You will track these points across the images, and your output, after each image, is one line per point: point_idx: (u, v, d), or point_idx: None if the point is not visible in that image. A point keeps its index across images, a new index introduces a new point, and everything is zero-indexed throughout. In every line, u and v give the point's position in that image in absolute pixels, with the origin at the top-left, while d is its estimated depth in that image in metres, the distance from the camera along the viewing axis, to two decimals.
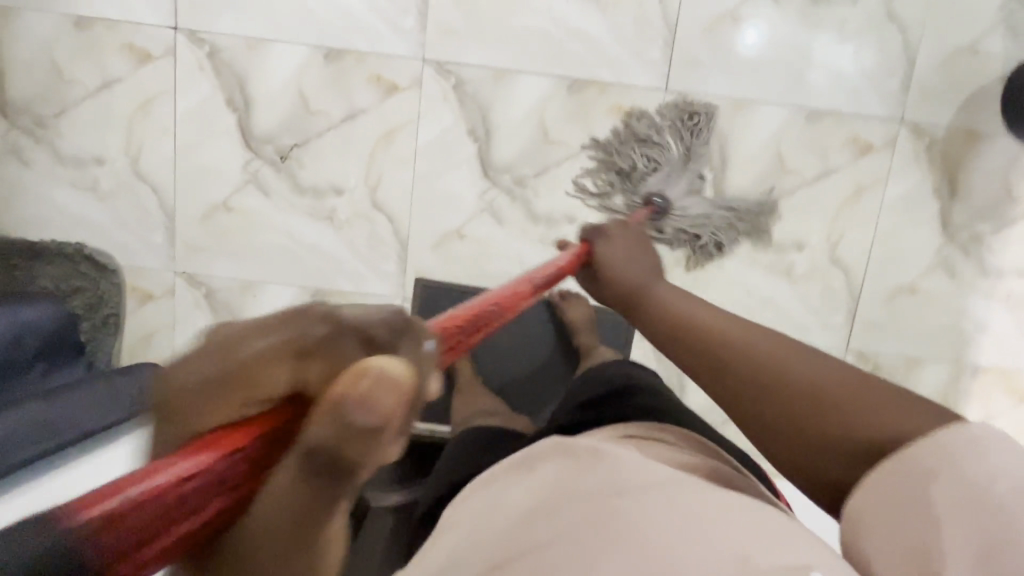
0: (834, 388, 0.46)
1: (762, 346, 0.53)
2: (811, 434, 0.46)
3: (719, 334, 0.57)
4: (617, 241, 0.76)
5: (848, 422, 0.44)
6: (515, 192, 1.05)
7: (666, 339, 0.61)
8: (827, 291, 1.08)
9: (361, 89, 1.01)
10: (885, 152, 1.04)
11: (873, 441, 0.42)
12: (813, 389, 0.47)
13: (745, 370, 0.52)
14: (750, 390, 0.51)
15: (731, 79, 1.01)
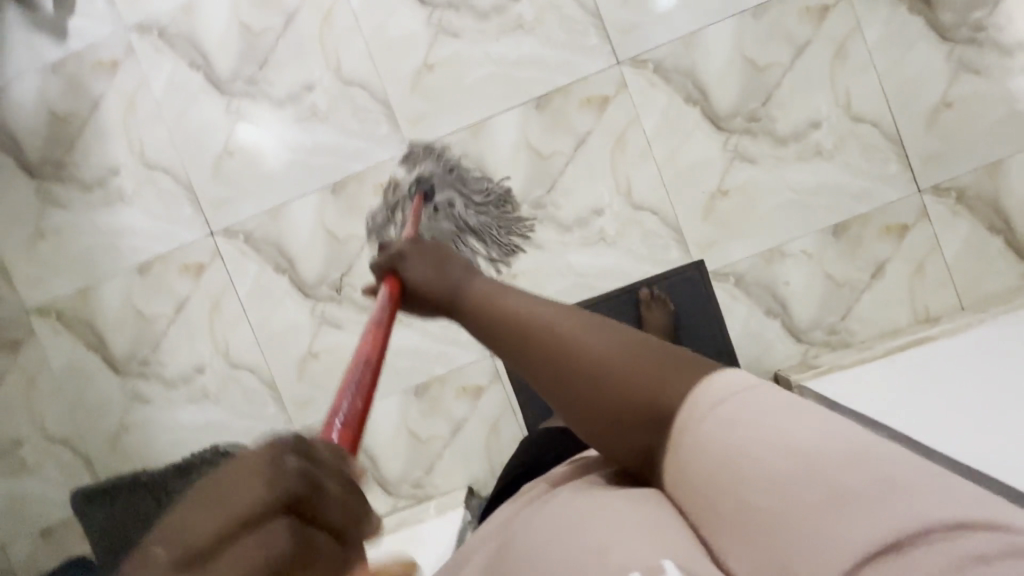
0: (662, 360, 0.38)
1: (582, 321, 0.41)
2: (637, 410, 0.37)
3: (530, 314, 0.43)
4: (417, 258, 0.59)
5: (643, 384, 0.37)
6: (538, 215, 1.10)
7: (504, 346, 0.44)
8: (866, 149, 1.06)
9: (373, 201, 1.12)
10: (843, 4, 1.05)
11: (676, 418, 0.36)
12: (635, 373, 0.37)
13: (590, 363, 0.39)
14: (585, 384, 0.39)
15: (669, 23, 1.07)
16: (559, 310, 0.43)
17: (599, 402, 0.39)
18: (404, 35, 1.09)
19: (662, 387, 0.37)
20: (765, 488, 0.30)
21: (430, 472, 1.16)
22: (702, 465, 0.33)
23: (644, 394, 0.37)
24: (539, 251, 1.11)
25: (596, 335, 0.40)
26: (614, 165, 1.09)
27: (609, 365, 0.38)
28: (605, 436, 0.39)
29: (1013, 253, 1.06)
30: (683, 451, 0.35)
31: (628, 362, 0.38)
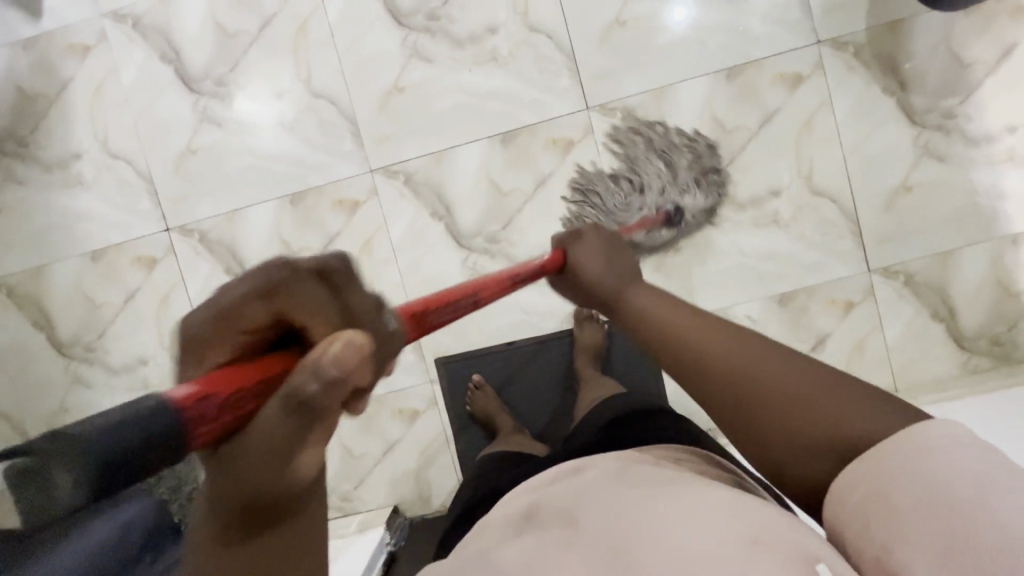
0: (839, 396, 0.44)
1: (731, 343, 0.50)
2: (805, 425, 0.44)
3: (688, 335, 0.53)
4: (590, 241, 0.72)
5: (830, 415, 0.43)
6: (491, 249, 1.11)
7: (711, 370, 0.50)
8: (822, 223, 1.07)
9: (330, 216, 1.12)
10: (817, 76, 1.04)
11: (848, 441, 0.42)
12: (796, 396, 0.45)
13: (773, 397, 0.46)
14: (766, 417, 0.46)
15: (642, 74, 1.06)
16: (704, 327, 0.53)
17: (778, 430, 0.45)
18: (377, 53, 1.08)
19: (826, 415, 0.43)
20: (897, 512, 0.37)
21: (359, 487, 1.17)
22: (863, 488, 0.39)
23: (812, 426, 0.44)
24: None
25: (748, 359, 0.48)
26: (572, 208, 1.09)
27: (778, 397, 0.46)
28: (783, 454, 0.45)
29: (951, 341, 1.07)
30: (848, 475, 0.41)
31: (802, 389, 0.45)
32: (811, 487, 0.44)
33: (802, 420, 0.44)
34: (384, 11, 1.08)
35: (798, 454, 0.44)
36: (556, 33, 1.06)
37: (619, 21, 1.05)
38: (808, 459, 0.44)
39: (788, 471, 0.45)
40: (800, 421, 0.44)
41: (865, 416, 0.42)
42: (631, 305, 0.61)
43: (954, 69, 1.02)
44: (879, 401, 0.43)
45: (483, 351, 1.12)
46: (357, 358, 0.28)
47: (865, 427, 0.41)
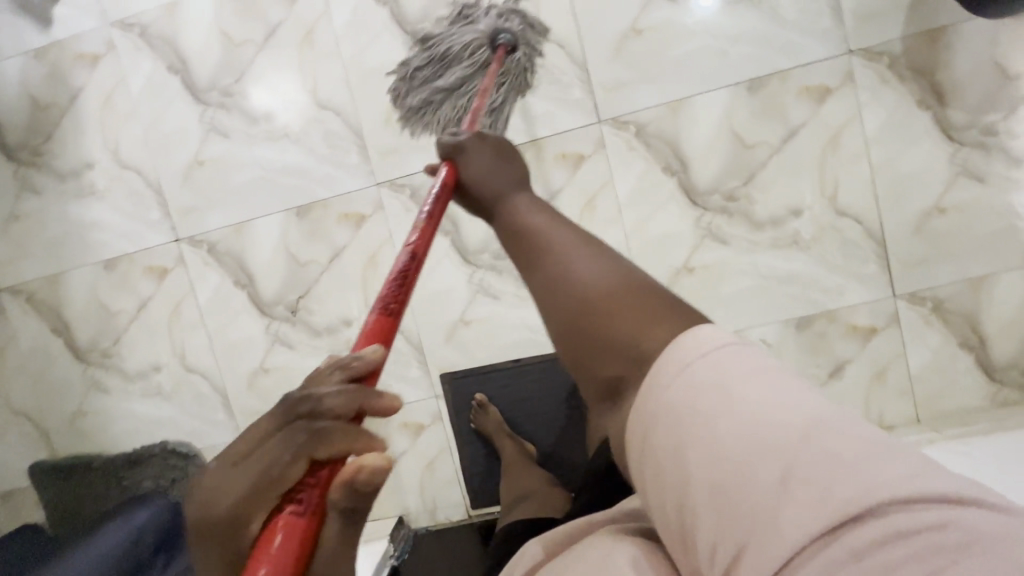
0: (662, 317, 0.42)
1: (590, 255, 0.49)
2: (615, 335, 0.43)
3: (551, 236, 0.52)
4: (474, 155, 0.64)
5: (640, 331, 0.42)
6: (498, 265, 1.09)
7: (540, 274, 0.50)
8: (845, 245, 1.01)
9: (336, 229, 1.11)
10: (846, 89, 0.98)
11: (638, 352, 0.41)
12: (634, 313, 0.43)
13: (602, 295, 0.45)
14: (587, 314, 0.45)
15: (658, 86, 1.01)
16: (567, 236, 0.51)
17: (586, 323, 0.45)
18: (384, 64, 1.06)
19: (635, 319, 0.43)
20: (747, 434, 0.32)
21: None
22: (660, 422, 0.37)
23: (622, 329, 0.43)
24: (494, 302, 1.09)
25: (595, 270, 0.47)
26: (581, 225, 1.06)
27: (606, 297, 0.45)
28: (586, 349, 0.45)
29: (982, 371, 1.02)
30: (661, 381, 0.38)
31: (629, 302, 0.44)
32: (597, 387, 0.45)
33: (618, 327, 0.43)
34: (391, 19, 1.04)
35: (604, 351, 0.44)
36: (568, 42, 1.02)
37: (634, 30, 1.00)
38: (611, 360, 0.43)
39: (589, 364, 0.45)
40: (620, 329, 0.43)
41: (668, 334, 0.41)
42: (508, 208, 0.58)
43: (997, 83, 0.95)
44: (685, 319, 0.42)
45: (490, 368, 1.10)
46: (271, 438, 0.39)
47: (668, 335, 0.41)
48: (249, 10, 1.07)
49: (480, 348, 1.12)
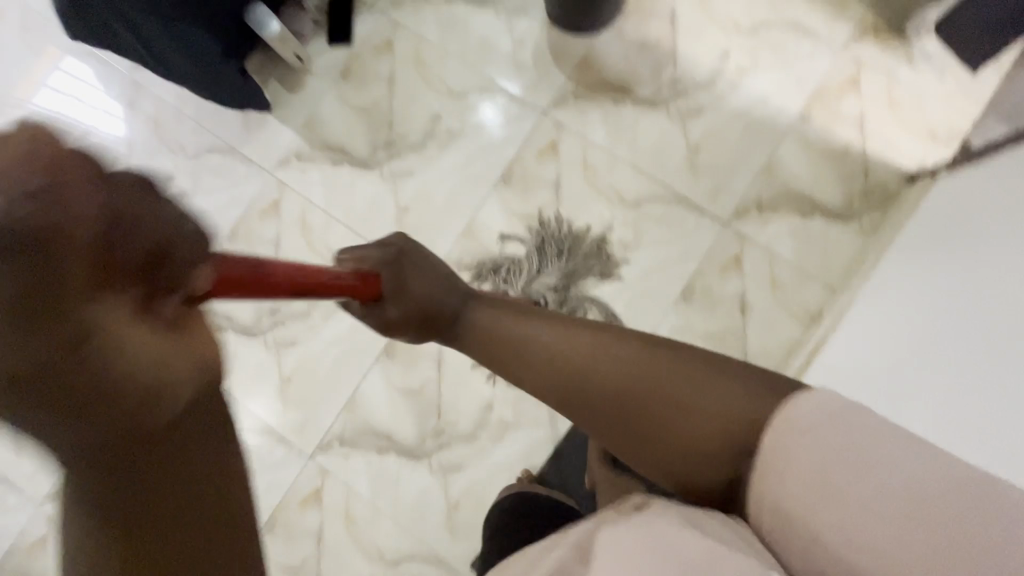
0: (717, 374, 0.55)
1: (624, 352, 0.59)
2: (677, 428, 0.55)
3: (590, 362, 0.59)
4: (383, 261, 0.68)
5: (716, 404, 0.54)
6: (443, 441, 1.15)
7: (600, 393, 0.58)
8: (660, 220, 1.15)
9: (305, 517, 1.16)
10: (563, 133, 1.18)
11: (721, 418, 0.53)
12: (693, 400, 0.54)
13: (672, 383, 0.56)
14: (670, 412, 0.55)
15: (446, 228, 1.19)
16: (585, 344, 0.60)
17: (670, 416, 0.55)
18: (253, 370, 1.20)
19: (705, 391, 0.55)
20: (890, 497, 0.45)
21: None
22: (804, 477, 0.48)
23: (708, 408, 0.54)
24: (464, 470, 1.14)
25: (631, 365, 0.58)
26: (474, 364, 1.15)
27: (673, 389, 0.55)
28: (681, 437, 0.55)
29: (836, 220, 1.11)
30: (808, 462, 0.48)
31: (695, 377, 0.55)
32: (687, 459, 0.56)
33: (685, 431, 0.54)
34: (237, 336, 1.21)
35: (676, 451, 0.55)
36: None
37: (402, 210, 1.20)
38: (704, 433, 0.54)
39: (694, 453, 0.55)
40: (707, 408, 0.54)
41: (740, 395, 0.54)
42: (482, 329, 0.67)
43: (648, 54, 1.19)
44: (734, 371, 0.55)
45: None
46: None
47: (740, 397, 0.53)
48: None
49: (483, 518, 1.12)
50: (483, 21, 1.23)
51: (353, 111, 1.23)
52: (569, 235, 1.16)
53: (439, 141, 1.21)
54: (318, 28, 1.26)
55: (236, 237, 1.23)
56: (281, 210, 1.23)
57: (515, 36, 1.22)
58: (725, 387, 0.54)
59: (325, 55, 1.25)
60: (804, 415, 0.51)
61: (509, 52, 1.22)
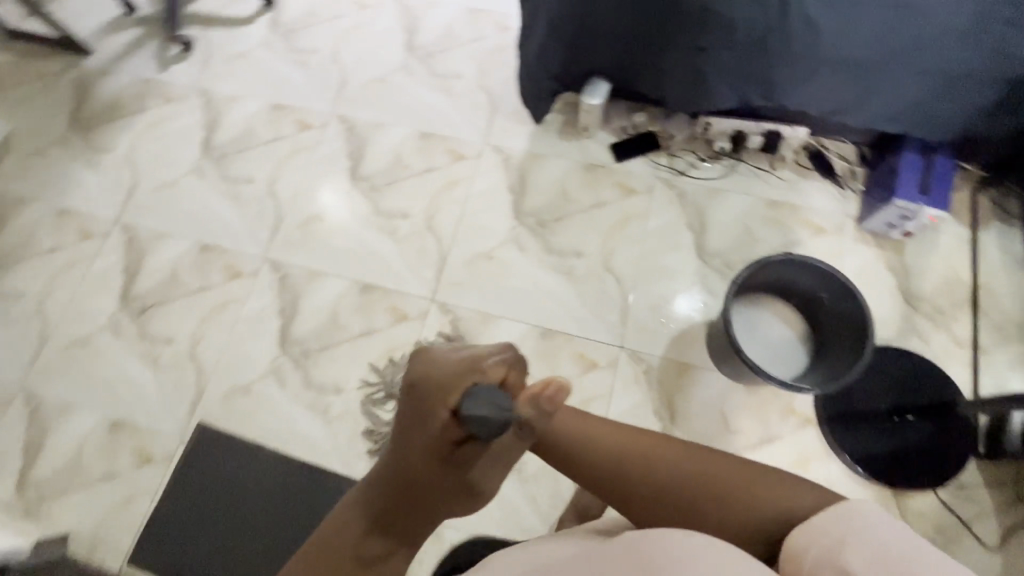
0: (774, 482, 0.57)
1: (702, 461, 0.60)
2: (749, 534, 0.56)
3: (670, 471, 0.60)
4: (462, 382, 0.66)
5: (774, 511, 0.55)
6: (300, 361, 1.27)
7: (678, 507, 0.59)
8: (556, 495, 1.13)
9: (215, 271, 1.37)
10: (607, 369, 1.21)
11: (783, 514, 0.55)
12: (740, 484, 0.57)
13: (745, 490, 0.57)
14: (740, 513, 0.56)
15: (483, 297, 1.29)
16: (670, 454, 0.61)
17: (746, 523, 0.56)
18: (325, 193, 1.44)
19: (765, 499, 0.56)
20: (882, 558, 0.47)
21: (56, 501, 1.18)
22: (823, 536, 0.51)
23: (767, 507, 0.56)
24: (277, 388, 1.25)
25: (708, 479, 0.59)
26: (372, 364, 1.26)
27: (743, 494, 0.57)
28: (750, 531, 0.56)
29: None
30: (819, 526, 0.52)
31: (753, 489, 0.57)
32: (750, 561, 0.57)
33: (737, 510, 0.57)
34: (348, 170, 1.46)
35: (743, 532, 0.56)
36: (443, 239, 1.36)
37: (488, 255, 1.33)
38: (766, 531, 0.56)
39: (748, 541, 0.56)
40: (766, 509, 0.56)
41: (792, 497, 0.56)
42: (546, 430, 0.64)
43: (718, 427, 1.15)
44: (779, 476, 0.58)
45: (232, 437, 1.22)
46: None
47: (788, 499, 0.56)
48: (273, 121, 1.53)
49: (239, 420, 1.23)
50: (686, 264, 1.29)
51: (560, 186, 1.39)
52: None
53: (561, 266, 1.31)
54: (619, 132, 1.42)
55: (426, 139, 1.47)
56: (457, 163, 1.43)
57: (680, 295, 1.27)
58: (782, 495, 0.56)
59: (600, 147, 1.42)
60: (855, 521, 0.51)
61: (664, 295, 1.27)
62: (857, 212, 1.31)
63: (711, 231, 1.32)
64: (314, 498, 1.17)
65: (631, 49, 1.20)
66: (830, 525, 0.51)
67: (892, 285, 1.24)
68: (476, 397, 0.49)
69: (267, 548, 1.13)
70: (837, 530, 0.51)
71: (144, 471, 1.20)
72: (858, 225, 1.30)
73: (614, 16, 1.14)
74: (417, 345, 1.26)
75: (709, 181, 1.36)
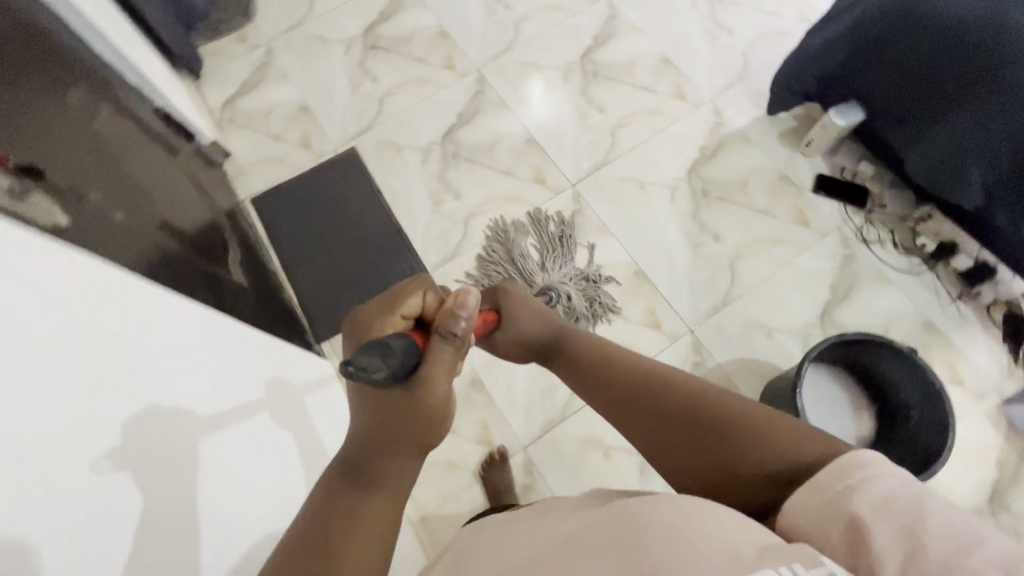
0: (776, 419, 0.50)
1: (693, 391, 0.55)
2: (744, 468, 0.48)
3: (663, 403, 0.56)
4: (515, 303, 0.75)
5: (775, 439, 0.48)
6: (446, 156, 1.41)
7: (677, 445, 0.53)
8: (548, 391, 1.19)
9: (438, 55, 1.53)
10: (665, 338, 1.22)
11: (786, 452, 0.47)
12: (733, 412, 0.51)
13: (743, 424, 0.50)
14: (739, 440, 0.49)
15: (613, 211, 1.33)
16: (662, 383, 0.57)
17: (746, 450, 0.49)
18: (557, 52, 1.52)
19: (767, 432, 0.49)
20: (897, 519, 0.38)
21: (238, 128, 1.46)
22: (832, 485, 0.42)
23: (772, 437, 0.48)
24: (417, 162, 1.41)
25: (700, 405, 0.53)
26: (493, 196, 1.36)
27: (747, 423, 0.50)
28: (747, 462, 0.48)
29: None
30: (822, 471, 0.44)
31: (754, 422, 0.50)
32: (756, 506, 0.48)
33: (730, 438, 0.50)
34: (587, 47, 1.52)
35: (748, 466, 0.48)
36: (617, 147, 1.40)
37: (641, 184, 1.36)
38: (764, 460, 0.48)
39: (747, 473, 0.48)
40: (763, 443, 0.48)
41: (806, 438, 0.47)
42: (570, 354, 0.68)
43: None
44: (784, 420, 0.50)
45: (364, 171, 1.41)
46: None
47: (791, 436, 0.48)
48: None
49: (378, 164, 1.41)
50: (804, 313, 1.23)
51: (745, 175, 1.36)
52: (603, 305, 1.24)
53: (694, 234, 1.30)
54: (836, 169, 1.34)
55: (665, 65, 1.49)
56: (675, 100, 1.45)
57: (776, 332, 1.21)
58: (789, 434, 0.48)
59: (807, 169, 1.36)
60: (864, 464, 0.43)
61: (761, 321, 1.22)
62: (1010, 395, 1.15)
63: (850, 304, 1.23)
64: (383, 252, 1.33)
65: (902, 94, 1.13)
66: (830, 478, 0.43)
67: (986, 478, 1.09)
68: (364, 359, 0.47)
69: (331, 256, 1.32)
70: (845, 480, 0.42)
71: (298, 151, 1.44)
72: (1002, 405, 1.14)
73: (912, 56, 1.07)
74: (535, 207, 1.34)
75: (886, 267, 1.25)
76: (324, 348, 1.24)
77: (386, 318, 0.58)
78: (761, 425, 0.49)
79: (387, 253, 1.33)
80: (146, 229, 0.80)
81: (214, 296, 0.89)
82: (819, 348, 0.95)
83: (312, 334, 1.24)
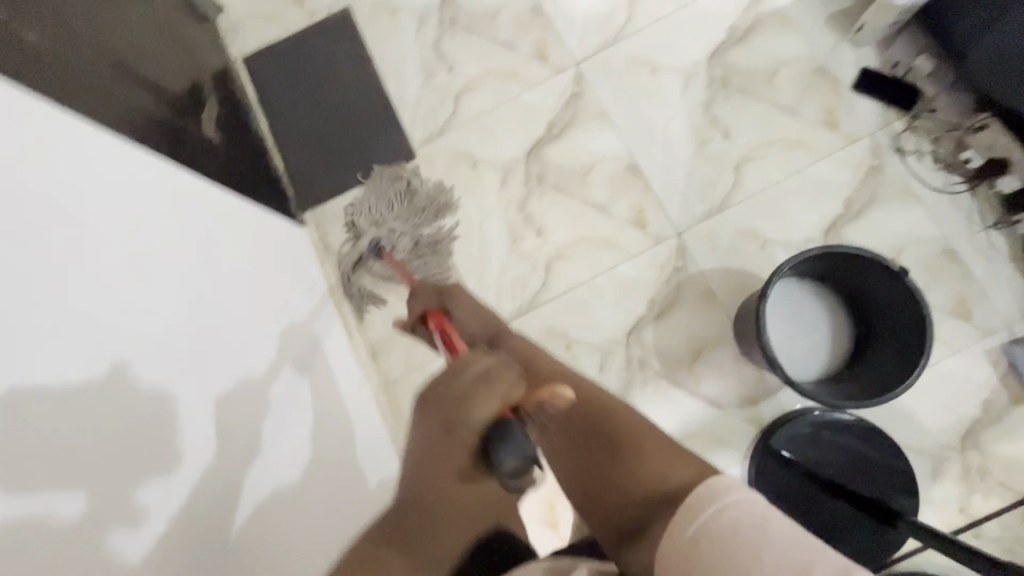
0: (656, 441, 0.53)
1: (601, 403, 0.59)
2: (626, 493, 0.51)
3: (570, 409, 0.59)
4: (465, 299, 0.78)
5: (649, 461, 0.51)
6: (444, 24, 1.29)
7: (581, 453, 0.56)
8: (518, 282, 1.17)
9: None
10: (649, 239, 1.15)
11: (660, 491, 0.48)
12: (628, 433, 0.55)
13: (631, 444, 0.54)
14: (623, 465, 0.52)
15: (617, 98, 1.21)
16: (576, 390, 0.61)
17: (629, 470, 0.52)
18: None
19: (646, 460, 0.51)
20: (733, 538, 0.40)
21: None
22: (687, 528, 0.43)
23: (646, 466, 0.51)
24: (413, 29, 1.30)
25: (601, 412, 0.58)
26: (489, 71, 1.26)
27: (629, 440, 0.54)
28: (630, 484, 0.51)
29: None
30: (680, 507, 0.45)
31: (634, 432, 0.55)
32: (621, 519, 0.50)
33: (624, 467, 0.52)
34: None
35: (627, 489, 0.51)
36: (634, 22, 1.23)
37: (652, 69, 1.21)
38: (640, 492, 0.50)
39: (628, 493, 0.50)
40: (640, 471, 0.51)
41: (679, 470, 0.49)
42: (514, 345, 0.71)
43: (682, 356, 1.10)
44: (670, 447, 0.52)
45: (357, 35, 1.32)
46: None
47: (666, 465, 0.50)
48: None
49: (372, 28, 1.32)
50: (807, 226, 1.12)
51: (777, 65, 1.18)
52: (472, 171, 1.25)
53: (702, 130, 1.18)
54: (886, 66, 1.16)
55: None
56: None
57: (770, 244, 1.12)
58: (662, 457, 0.51)
59: (851, 62, 1.17)
60: (716, 494, 0.43)
61: (757, 230, 1.13)
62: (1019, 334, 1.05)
63: (863, 221, 1.11)
64: (369, 124, 1.27)
65: None
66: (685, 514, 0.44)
67: (963, 415, 1.03)
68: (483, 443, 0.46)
69: (316, 124, 1.29)
70: (706, 515, 0.43)
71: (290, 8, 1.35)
72: (1007, 344, 1.05)
73: None
74: (533, 85, 1.24)
75: (917, 182, 1.11)
76: (306, 217, 1.25)
77: (469, 394, 0.46)
78: (645, 451, 0.52)
79: (374, 126, 1.27)
80: (110, 75, 0.80)
81: (176, 144, 0.88)
82: (803, 257, 0.87)
83: (294, 203, 1.25)
